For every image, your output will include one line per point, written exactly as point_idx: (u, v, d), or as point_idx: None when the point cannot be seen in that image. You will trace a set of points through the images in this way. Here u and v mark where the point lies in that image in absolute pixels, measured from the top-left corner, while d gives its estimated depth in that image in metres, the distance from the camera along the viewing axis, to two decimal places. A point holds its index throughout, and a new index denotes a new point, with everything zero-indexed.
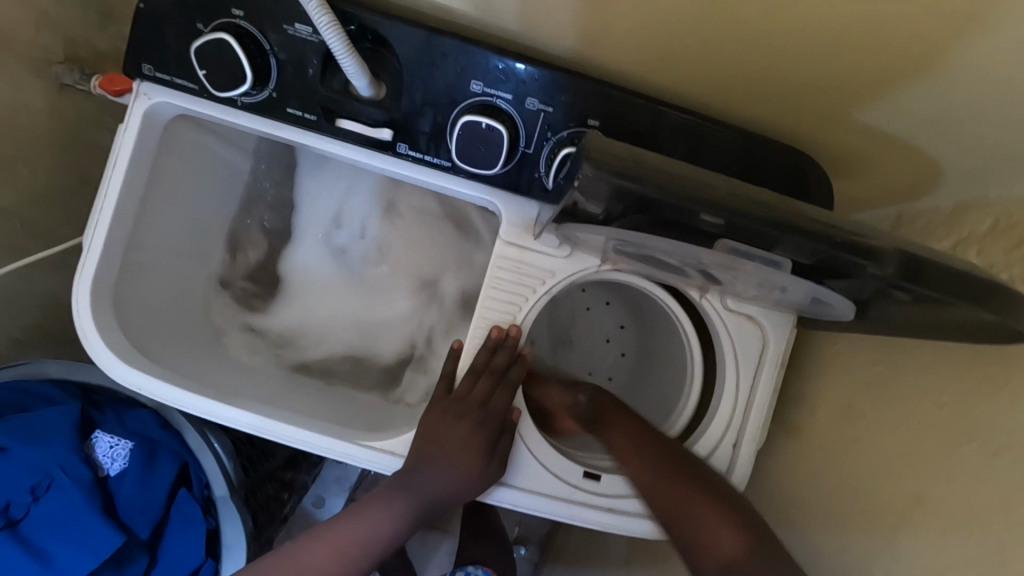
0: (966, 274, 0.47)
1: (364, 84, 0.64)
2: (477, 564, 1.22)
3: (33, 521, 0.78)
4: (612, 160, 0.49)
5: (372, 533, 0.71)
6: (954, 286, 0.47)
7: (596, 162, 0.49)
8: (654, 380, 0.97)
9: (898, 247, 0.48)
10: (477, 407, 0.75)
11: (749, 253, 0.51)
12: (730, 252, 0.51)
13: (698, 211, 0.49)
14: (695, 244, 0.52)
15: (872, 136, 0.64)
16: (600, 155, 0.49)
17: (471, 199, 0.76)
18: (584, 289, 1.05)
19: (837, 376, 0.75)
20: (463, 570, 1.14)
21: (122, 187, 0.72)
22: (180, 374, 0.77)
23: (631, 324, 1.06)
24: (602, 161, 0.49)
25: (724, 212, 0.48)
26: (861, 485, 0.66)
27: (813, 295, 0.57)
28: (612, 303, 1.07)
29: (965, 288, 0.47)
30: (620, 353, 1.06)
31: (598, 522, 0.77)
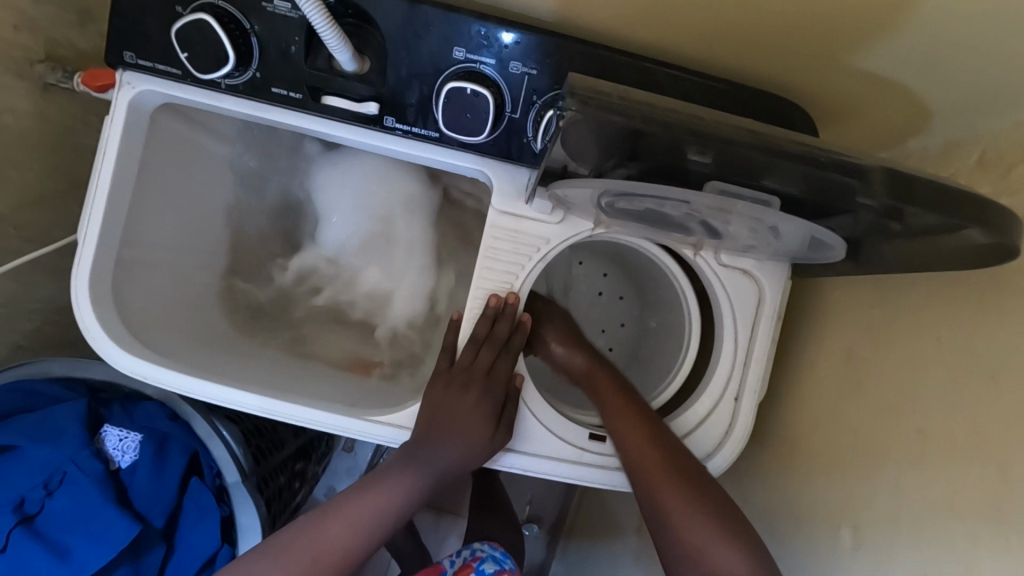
0: (970, 195, 0.46)
1: (348, 58, 0.64)
2: (485, 540, 1.24)
3: (47, 516, 0.78)
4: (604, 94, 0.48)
5: (385, 506, 0.71)
6: (954, 208, 0.46)
7: (583, 97, 0.47)
8: (652, 357, 0.96)
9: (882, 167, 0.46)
10: (482, 374, 0.76)
11: (738, 193, 0.51)
12: (721, 195, 0.51)
13: (685, 150, 0.48)
14: (683, 186, 0.52)
15: (857, 80, 0.64)
16: (590, 90, 0.48)
17: (462, 169, 0.76)
18: (605, 274, 1.06)
19: (837, 324, 0.75)
20: (470, 547, 1.13)
21: (113, 179, 0.72)
22: (182, 362, 0.78)
23: (638, 321, 1.03)
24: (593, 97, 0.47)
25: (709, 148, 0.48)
26: (861, 426, 0.67)
27: (810, 236, 0.57)
28: (626, 297, 1.05)
29: (954, 206, 0.46)
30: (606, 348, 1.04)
31: (606, 483, 0.78)
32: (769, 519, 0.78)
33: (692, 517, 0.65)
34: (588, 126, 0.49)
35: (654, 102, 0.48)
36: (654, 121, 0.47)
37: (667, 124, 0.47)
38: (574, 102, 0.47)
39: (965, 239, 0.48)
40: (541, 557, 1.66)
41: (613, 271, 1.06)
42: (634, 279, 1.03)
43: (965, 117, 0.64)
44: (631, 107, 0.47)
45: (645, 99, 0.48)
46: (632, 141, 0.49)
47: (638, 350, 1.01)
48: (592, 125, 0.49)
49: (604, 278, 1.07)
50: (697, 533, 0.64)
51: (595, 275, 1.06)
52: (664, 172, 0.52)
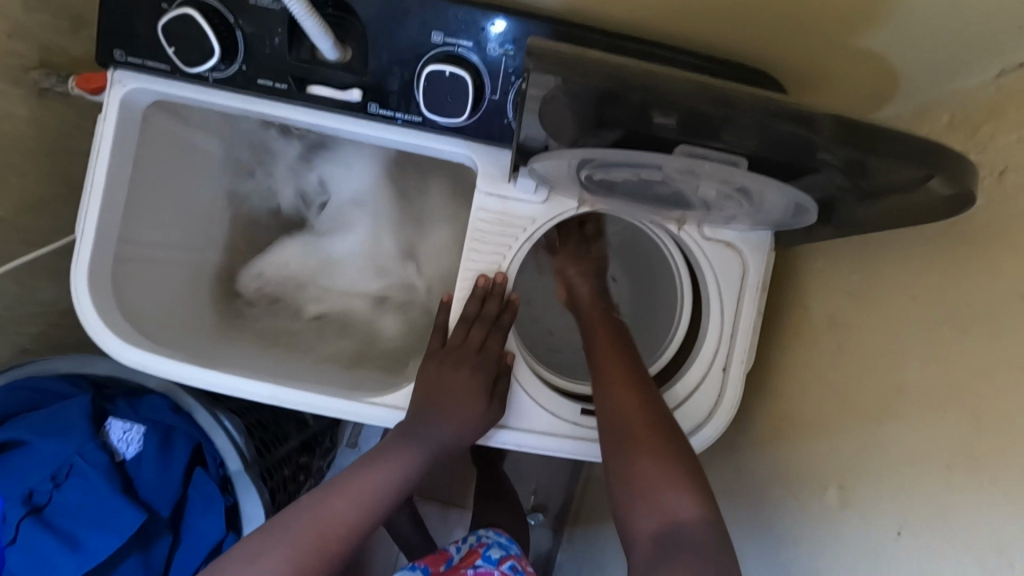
0: (934, 141, 0.46)
1: (329, 47, 0.66)
2: (489, 527, 1.25)
3: (56, 507, 0.80)
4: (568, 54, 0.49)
5: (383, 482, 0.72)
6: (920, 153, 0.46)
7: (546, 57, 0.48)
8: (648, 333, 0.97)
9: (830, 111, 0.46)
10: (473, 352, 0.77)
11: (707, 155, 0.53)
12: (689, 158, 0.54)
13: (651, 112, 0.49)
14: (655, 150, 0.54)
15: (826, 48, 0.66)
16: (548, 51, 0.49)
17: (445, 154, 0.77)
18: (615, 281, 1.03)
19: (819, 293, 0.76)
20: (474, 534, 1.15)
21: (109, 174, 0.74)
22: (178, 351, 0.80)
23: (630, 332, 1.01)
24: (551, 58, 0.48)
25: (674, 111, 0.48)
26: (845, 388, 0.68)
27: (794, 202, 0.59)
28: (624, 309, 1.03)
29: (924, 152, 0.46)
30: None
31: (599, 455, 0.80)
32: (761, 488, 0.79)
33: (662, 480, 0.64)
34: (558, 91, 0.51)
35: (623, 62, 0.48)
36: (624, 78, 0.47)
37: (633, 84, 0.47)
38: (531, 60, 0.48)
39: (930, 191, 0.49)
40: (547, 545, 1.68)
41: (623, 281, 1.03)
42: (640, 291, 1.01)
43: (933, 79, 0.65)
44: (595, 68, 0.47)
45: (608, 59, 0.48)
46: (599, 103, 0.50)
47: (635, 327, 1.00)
48: (562, 86, 0.50)
49: (611, 284, 1.03)
50: (657, 483, 0.64)
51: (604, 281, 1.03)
52: (637, 137, 0.54)
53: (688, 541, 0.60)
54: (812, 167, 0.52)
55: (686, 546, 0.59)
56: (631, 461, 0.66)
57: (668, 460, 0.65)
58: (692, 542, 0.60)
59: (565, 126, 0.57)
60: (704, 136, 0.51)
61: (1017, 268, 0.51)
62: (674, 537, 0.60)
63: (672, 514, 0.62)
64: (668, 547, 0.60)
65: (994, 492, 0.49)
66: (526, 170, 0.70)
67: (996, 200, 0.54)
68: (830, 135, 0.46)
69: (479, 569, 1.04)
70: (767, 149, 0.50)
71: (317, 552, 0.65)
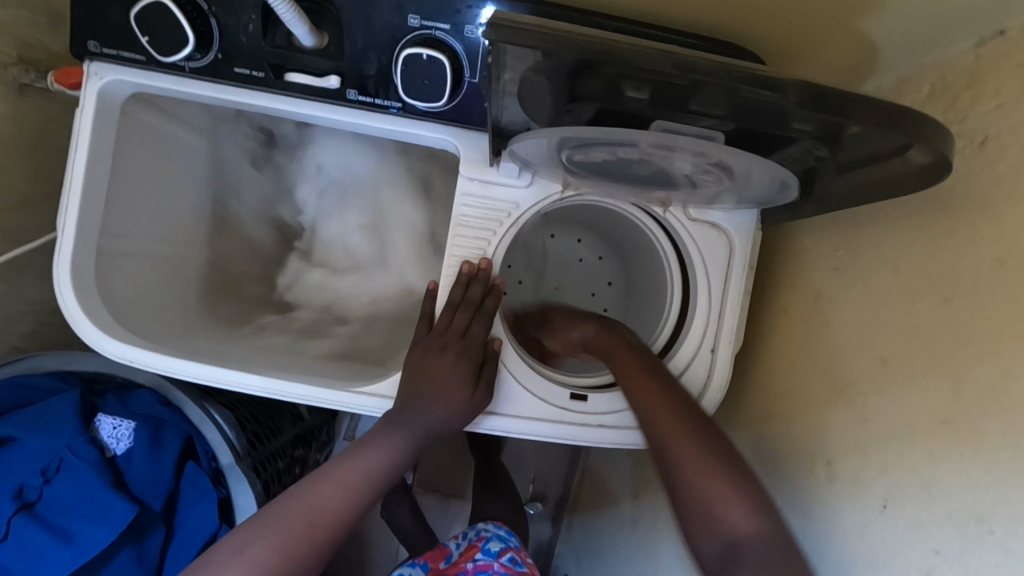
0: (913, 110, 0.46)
1: (305, 32, 0.65)
2: (488, 518, 1.25)
3: (46, 502, 0.80)
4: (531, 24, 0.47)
5: (368, 467, 0.71)
6: (901, 124, 0.45)
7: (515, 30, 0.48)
8: (638, 306, 0.98)
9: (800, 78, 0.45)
10: (457, 337, 0.77)
11: (682, 131, 0.53)
12: (664, 133, 0.54)
13: (622, 87, 0.49)
14: (629, 124, 0.54)
15: (805, 22, 0.65)
16: (510, 25, 0.47)
17: (425, 140, 0.77)
18: (580, 240, 1.07)
19: (804, 273, 0.76)
20: (472, 527, 1.14)
21: (87, 166, 0.73)
22: (164, 344, 0.80)
23: (622, 307, 1.04)
24: (517, 30, 0.46)
25: (643, 83, 0.47)
26: (832, 363, 0.68)
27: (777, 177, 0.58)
28: (615, 283, 1.06)
29: (907, 123, 0.46)
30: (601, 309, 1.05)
31: (591, 439, 0.79)
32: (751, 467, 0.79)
33: (713, 494, 0.62)
34: (526, 64, 0.50)
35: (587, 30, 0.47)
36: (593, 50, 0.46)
37: (599, 50, 0.45)
38: (491, 30, 0.46)
39: (908, 160, 0.49)
40: (548, 532, 1.69)
41: (587, 236, 1.07)
42: (613, 245, 1.04)
43: (912, 50, 0.64)
44: (555, 36, 0.46)
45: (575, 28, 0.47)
46: (568, 74, 0.50)
47: (628, 306, 1.02)
48: (534, 61, 0.49)
49: (579, 244, 1.07)
50: (707, 498, 0.63)
51: (572, 244, 1.07)
52: (611, 112, 0.53)
53: (757, 559, 0.59)
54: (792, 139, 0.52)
55: (754, 563, 0.58)
56: (685, 480, 0.64)
57: (715, 472, 0.64)
58: (758, 556, 0.59)
59: (537, 102, 0.56)
60: (676, 108, 0.50)
61: (997, 236, 0.51)
62: (738, 553, 0.60)
63: (734, 528, 0.61)
64: (736, 565, 0.59)
65: (976, 460, 0.49)
66: (507, 154, 0.70)
67: (977, 170, 0.54)
68: (798, 102, 0.45)
69: (478, 563, 1.03)
70: (740, 123, 0.50)
71: (305, 540, 0.65)
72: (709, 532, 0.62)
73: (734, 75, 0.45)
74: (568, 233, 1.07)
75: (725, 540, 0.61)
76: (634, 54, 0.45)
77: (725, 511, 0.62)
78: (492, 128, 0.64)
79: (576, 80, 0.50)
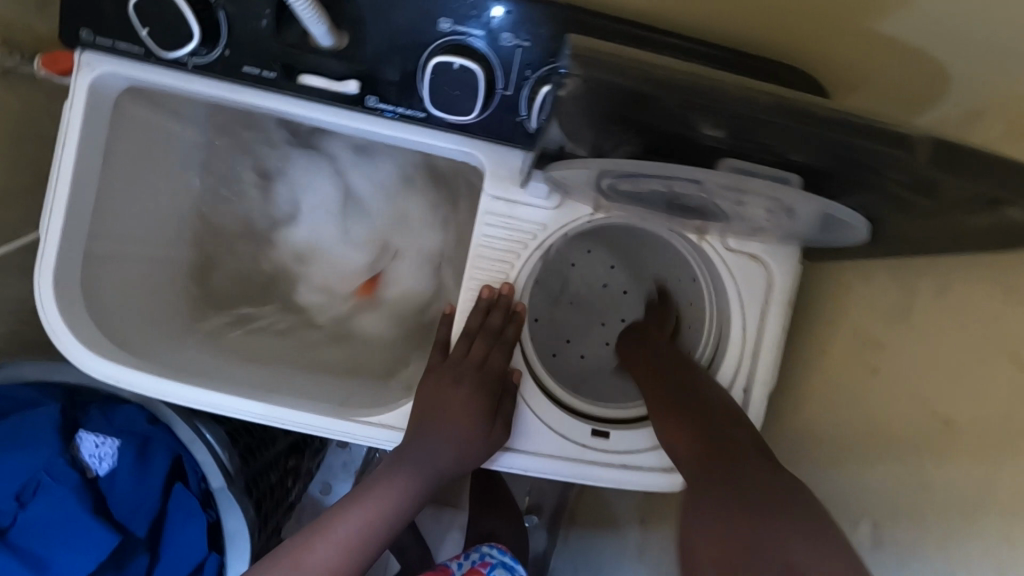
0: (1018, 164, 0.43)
1: (324, 32, 0.59)
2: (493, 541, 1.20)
3: (20, 528, 0.74)
4: (614, 54, 0.43)
5: (365, 522, 0.66)
6: (1008, 180, 0.43)
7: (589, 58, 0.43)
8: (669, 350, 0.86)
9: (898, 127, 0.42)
10: (472, 368, 0.71)
11: (754, 172, 0.47)
12: (736, 174, 0.47)
13: (700, 124, 0.44)
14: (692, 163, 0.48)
15: (873, 44, 0.59)
16: (591, 55, 0.42)
17: (449, 153, 0.71)
18: (613, 266, 0.90)
19: (847, 312, 0.71)
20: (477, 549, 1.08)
21: (75, 167, 0.67)
22: (155, 361, 0.73)
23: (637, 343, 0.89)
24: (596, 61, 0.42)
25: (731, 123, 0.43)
26: (882, 413, 0.63)
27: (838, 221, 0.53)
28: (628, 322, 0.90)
29: (1010, 176, 0.43)
30: (603, 343, 0.89)
31: (613, 481, 0.74)
32: None
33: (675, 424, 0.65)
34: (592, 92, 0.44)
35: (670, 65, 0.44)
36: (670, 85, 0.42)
37: (684, 90, 0.42)
38: (573, 61, 0.42)
39: (1000, 217, 0.45)
40: (542, 544, 1.58)
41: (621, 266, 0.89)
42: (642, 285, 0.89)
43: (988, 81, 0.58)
44: (636, 70, 0.43)
45: (657, 62, 0.43)
46: (636, 106, 0.44)
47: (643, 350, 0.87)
48: (603, 92, 0.44)
49: (611, 271, 0.90)
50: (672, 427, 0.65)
51: (601, 269, 0.90)
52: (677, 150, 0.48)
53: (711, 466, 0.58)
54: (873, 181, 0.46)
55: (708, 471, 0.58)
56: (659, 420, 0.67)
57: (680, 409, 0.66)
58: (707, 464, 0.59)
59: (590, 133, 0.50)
60: (755, 150, 0.45)
61: None
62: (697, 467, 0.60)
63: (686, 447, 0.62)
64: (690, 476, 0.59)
65: None
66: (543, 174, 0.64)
67: None
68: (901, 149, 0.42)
69: None
70: (826, 163, 0.45)
71: None
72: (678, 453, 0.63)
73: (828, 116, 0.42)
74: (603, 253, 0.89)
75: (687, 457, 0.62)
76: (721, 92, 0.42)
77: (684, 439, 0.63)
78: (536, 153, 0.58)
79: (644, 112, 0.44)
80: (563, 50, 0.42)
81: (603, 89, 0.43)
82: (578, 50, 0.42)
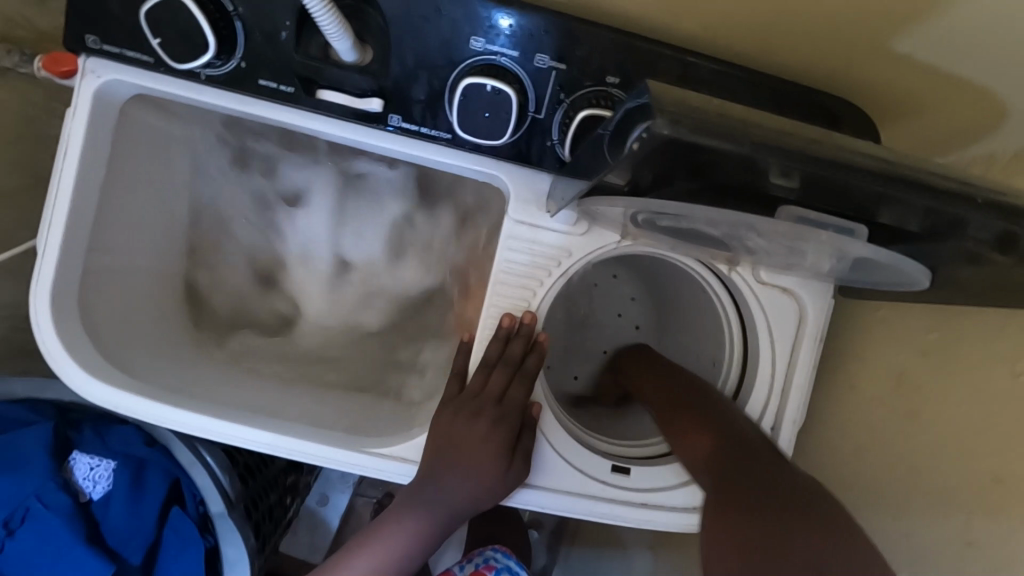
0: None
1: (347, 46, 0.56)
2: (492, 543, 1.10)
3: (9, 556, 0.71)
4: (695, 112, 0.39)
5: (378, 561, 0.68)
6: None
7: (675, 115, 0.38)
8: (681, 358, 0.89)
9: (970, 187, 0.42)
10: (492, 402, 0.68)
11: (818, 220, 0.45)
12: (797, 220, 0.45)
13: (778, 178, 0.41)
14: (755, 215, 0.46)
15: (931, 77, 0.56)
16: (679, 112, 0.38)
17: (471, 174, 0.67)
18: (633, 299, 0.99)
19: (884, 351, 0.68)
20: (479, 554, 1.00)
21: (76, 182, 0.62)
22: (154, 384, 0.68)
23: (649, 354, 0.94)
24: (685, 119, 0.38)
25: (815, 181, 0.41)
26: (928, 463, 0.60)
27: (891, 267, 0.51)
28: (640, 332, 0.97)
29: None
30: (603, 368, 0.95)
31: (632, 520, 0.71)
32: None
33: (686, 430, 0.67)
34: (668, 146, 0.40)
35: (748, 120, 0.40)
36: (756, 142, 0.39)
37: (777, 149, 0.39)
38: (664, 121, 0.37)
39: None
40: (542, 562, 1.35)
41: (642, 299, 0.98)
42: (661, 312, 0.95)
43: None
44: (727, 130, 0.39)
45: (742, 121, 0.40)
46: (704, 162, 0.40)
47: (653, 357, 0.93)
48: (679, 152, 0.40)
49: (630, 303, 0.99)
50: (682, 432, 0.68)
51: (624, 302, 0.99)
52: (735, 194, 0.45)
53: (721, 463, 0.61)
54: (950, 225, 0.43)
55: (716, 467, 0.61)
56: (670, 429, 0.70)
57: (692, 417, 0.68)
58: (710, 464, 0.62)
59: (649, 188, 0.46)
60: (830, 205, 0.43)
61: None
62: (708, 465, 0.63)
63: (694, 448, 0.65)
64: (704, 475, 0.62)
65: None
66: (581, 207, 0.62)
67: None
68: (982, 213, 0.41)
69: None
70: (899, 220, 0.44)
71: None
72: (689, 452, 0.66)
73: (916, 177, 0.41)
74: (625, 284, 0.98)
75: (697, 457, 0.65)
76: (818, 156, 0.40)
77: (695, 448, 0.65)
78: (579, 188, 0.55)
79: (714, 166, 0.41)
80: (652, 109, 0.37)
81: (687, 149, 0.39)
82: (664, 106, 0.38)
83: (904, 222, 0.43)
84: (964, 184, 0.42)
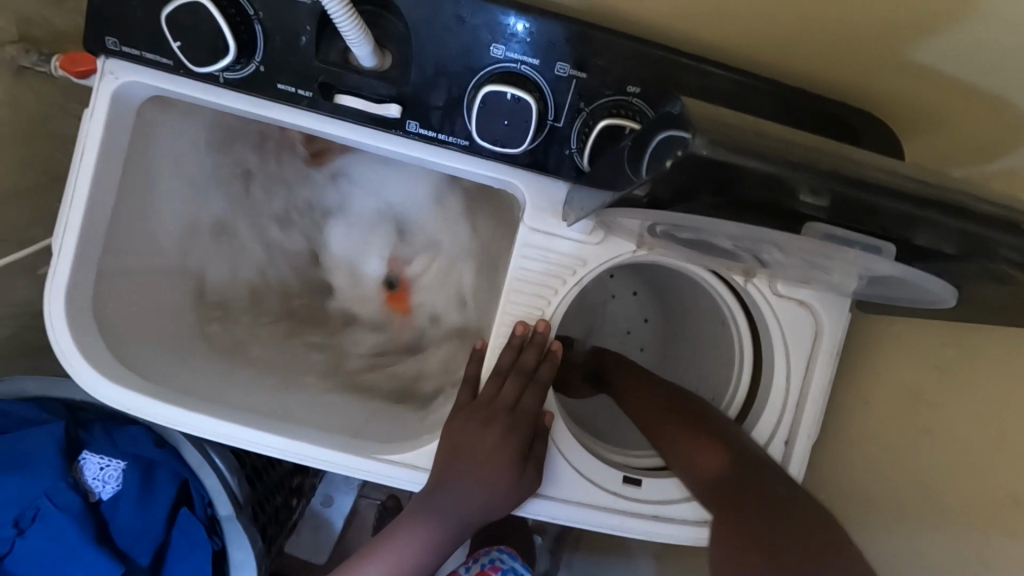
0: None
1: (367, 53, 0.55)
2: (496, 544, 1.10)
3: (18, 554, 0.72)
4: (730, 131, 0.38)
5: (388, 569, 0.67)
6: None
7: (709, 134, 0.38)
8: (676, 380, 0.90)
9: (996, 208, 0.43)
10: (506, 410, 0.67)
11: (846, 237, 0.44)
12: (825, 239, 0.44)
13: (807, 198, 0.41)
14: (779, 230, 0.45)
15: (957, 91, 0.55)
16: (712, 130, 0.38)
17: (486, 181, 0.67)
18: (646, 321, 1.00)
19: (900, 367, 0.68)
20: (485, 555, 0.99)
21: (92, 183, 0.62)
22: (166, 386, 0.68)
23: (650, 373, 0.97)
24: (720, 137, 0.37)
25: (844, 201, 0.41)
26: (945, 482, 0.59)
27: (912, 285, 0.51)
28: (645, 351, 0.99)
29: None
30: None
31: (644, 532, 0.71)
32: None
33: (689, 444, 0.66)
34: (699, 164, 0.39)
35: (778, 139, 0.40)
36: (785, 162, 0.39)
37: (812, 170, 0.39)
38: (703, 141, 0.37)
39: None
40: (545, 566, 1.35)
41: (654, 320, 0.99)
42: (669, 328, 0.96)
43: None
44: (757, 149, 0.39)
45: (774, 140, 0.40)
46: (734, 180, 0.40)
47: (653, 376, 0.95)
48: (709, 171, 0.39)
49: (641, 323, 1.00)
50: (685, 445, 0.66)
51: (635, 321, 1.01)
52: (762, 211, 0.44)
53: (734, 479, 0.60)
54: (976, 246, 0.43)
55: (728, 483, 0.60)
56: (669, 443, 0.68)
57: (697, 432, 0.67)
58: (722, 480, 0.61)
59: (673, 203, 0.45)
60: (858, 226, 0.43)
61: None
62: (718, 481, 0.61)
63: (700, 463, 0.64)
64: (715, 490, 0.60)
65: None
66: (600, 218, 0.61)
67: None
68: (1008, 236, 0.42)
69: None
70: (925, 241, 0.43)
71: None
72: (694, 467, 0.64)
73: (945, 199, 0.42)
74: (639, 309, 1.01)
75: (703, 472, 0.63)
76: (852, 172, 0.40)
77: (701, 465, 0.64)
78: (600, 199, 0.54)
79: (744, 184, 0.40)
80: (691, 128, 0.37)
81: (721, 168, 0.39)
82: (698, 124, 0.37)
83: (932, 244, 0.43)
84: (992, 206, 0.43)
